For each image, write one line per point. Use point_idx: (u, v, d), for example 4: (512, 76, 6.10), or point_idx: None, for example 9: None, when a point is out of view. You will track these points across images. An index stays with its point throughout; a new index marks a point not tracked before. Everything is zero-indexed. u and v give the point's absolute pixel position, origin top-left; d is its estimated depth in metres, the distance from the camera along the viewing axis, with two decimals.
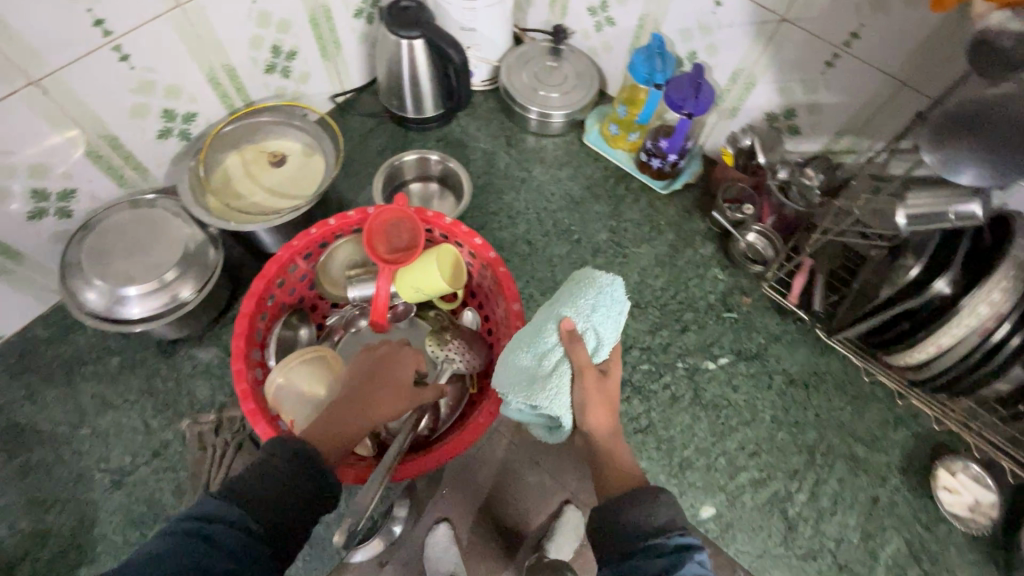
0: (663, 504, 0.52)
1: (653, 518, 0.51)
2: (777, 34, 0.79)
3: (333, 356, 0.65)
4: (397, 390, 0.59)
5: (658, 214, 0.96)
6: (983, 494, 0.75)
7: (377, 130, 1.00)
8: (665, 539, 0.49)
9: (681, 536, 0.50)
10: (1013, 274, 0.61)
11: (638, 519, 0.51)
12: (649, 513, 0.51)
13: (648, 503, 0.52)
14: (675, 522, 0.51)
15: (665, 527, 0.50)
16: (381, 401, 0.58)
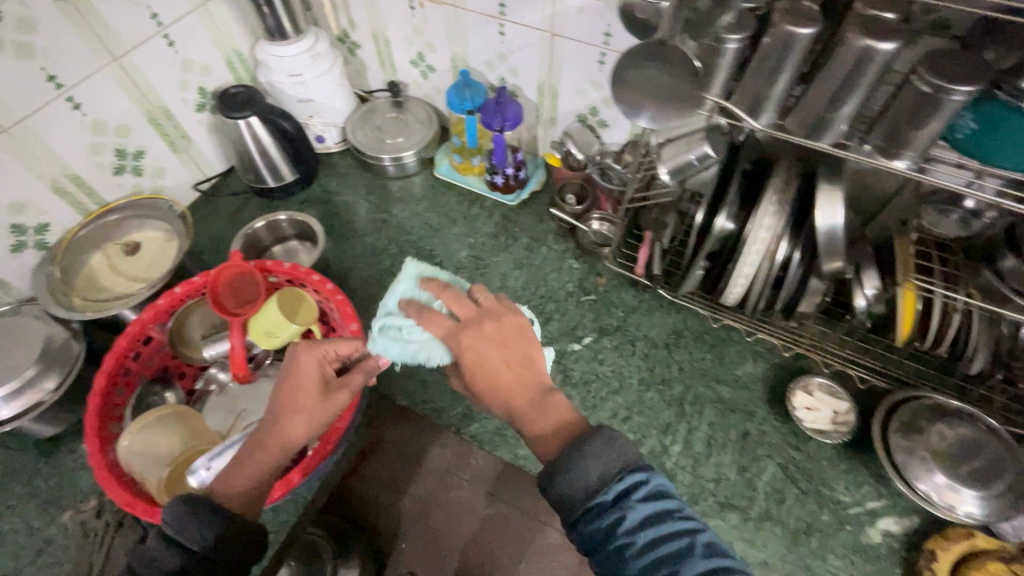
0: (590, 459, 0.49)
1: (590, 474, 0.48)
2: (554, 47, 0.90)
3: (189, 412, 0.70)
4: (302, 404, 0.59)
5: (511, 224, 1.04)
6: (838, 403, 0.80)
7: (244, 205, 1.08)
8: (604, 493, 0.48)
9: (620, 480, 0.48)
10: (777, 199, 0.70)
11: (572, 484, 0.49)
12: (580, 473, 0.49)
13: (574, 462, 0.49)
14: (608, 472, 0.48)
15: (602, 481, 0.48)
16: (288, 420, 0.58)
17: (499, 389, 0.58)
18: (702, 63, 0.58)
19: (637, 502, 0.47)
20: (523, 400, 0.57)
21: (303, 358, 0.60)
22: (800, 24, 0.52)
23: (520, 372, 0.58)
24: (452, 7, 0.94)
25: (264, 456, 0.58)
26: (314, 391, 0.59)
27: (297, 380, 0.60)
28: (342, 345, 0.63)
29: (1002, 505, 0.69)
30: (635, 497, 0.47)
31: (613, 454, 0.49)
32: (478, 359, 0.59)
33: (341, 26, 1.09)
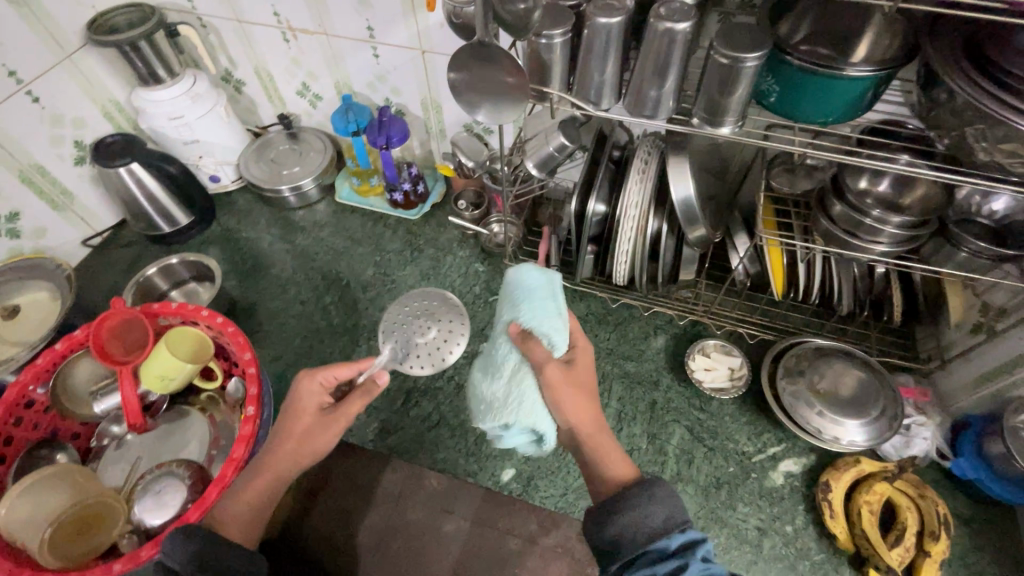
0: (653, 505, 0.49)
1: (649, 519, 0.48)
2: (427, 63, 0.94)
3: (66, 470, 0.66)
4: (299, 433, 0.58)
5: (416, 237, 1.06)
6: (732, 361, 0.85)
7: (140, 254, 1.06)
8: (666, 542, 0.46)
9: (680, 533, 0.47)
10: (639, 178, 0.76)
11: (634, 521, 0.48)
12: (645, 515, 0.48)
13: (642, 505, 0.49)
14: (671, 520, 0.48)
15: (662, 529, 0.47)
16: (285, 457, 0.57)
17: (573, 422, 0.55)
18: (538, 62, 0.62)
19: (696, 559, 0.45)
20: (592, 433, 0.55)
21: (305, 386, 0.59)
22: (611, 15, 0.57)
23: (591, 407, 0.56)
24: (325, 35, 0.96)
25: (263, 489, 0.56)
26: (309, 418, 0.59)
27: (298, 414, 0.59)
28: (348, 368, 0.62)
29: (881, 428, 0.75)
30: (695, 553, 0.46)
31: (675, 503, 0.49)
32: (562, 401, 0.55)
33: (221, 65, 1.09)
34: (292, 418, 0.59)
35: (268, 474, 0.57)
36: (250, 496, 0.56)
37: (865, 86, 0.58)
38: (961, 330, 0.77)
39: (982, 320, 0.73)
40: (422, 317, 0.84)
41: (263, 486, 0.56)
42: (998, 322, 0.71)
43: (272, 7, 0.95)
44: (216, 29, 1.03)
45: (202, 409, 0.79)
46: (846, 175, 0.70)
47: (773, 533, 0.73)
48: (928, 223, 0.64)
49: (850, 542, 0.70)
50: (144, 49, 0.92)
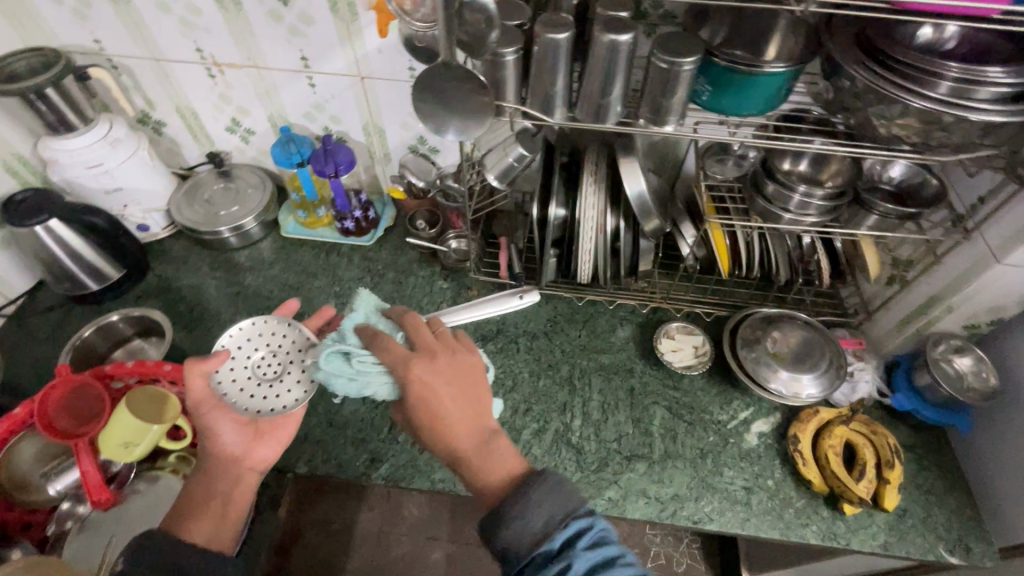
0: (536, 505, 0.52)
1: (528, 524, 0.51)
2: (366, 88, 0.94)
3: None
4: (235, 445, 0.67)
5: (374, 262, 1.06)
6: (694, 340, 0.92)
7: (66, 317, 0.96)
8: (549, 544, 0.50)
9: (565, 527, 0.51)
10: (593, 180, 0.81)
11: (517, 534, 0.51)
12: (524, 522, 0.51)
13: (524, 507, 0.52)
14: (553, 518, 0.51)
15: (546, 529, 0.51)
16: (217, 476, 0.65)
17: (444, 431, 0.60)
18: (490, 78, 0.65)
19: (582, 549, 0.50)
20: (468, 447, 0.59)
21: (201, 392, 0.65)
22: (556, 31, 0.61)
23: (468, 411, 0.61)
24: (255, 69, 0.94)
25: (216, 502, 0.64)
26: (235, 424, 0.67)
27: (221, 438, 0.66)
28: (199, 381, 0.64)
29: (831, 378, 0.83)
30: (581, 545, 0.50)
31: (566, 494, 0.53)
32: (440, 403, 0.61)
33: (138, 107, 1.03)
34: (213, 439, 0.66)
35: (215, 492, 0.64)
36: (207, 509, 0.63)
37: (783, 80, 0.65)
38: (879, 284, 0.89)
39: (895, 272, 0.86)
40: (257, 355, 0.73)
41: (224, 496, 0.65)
42: (908, 271, 0.84)
43: (194, 43, 0.91)
44: (129, 70, 0.97)
45: (174, 470, 0.76)
46: (771, 159, 0.79)
47: (758, 489, 0.79)
48: (846, 194, 0.74)
49: (824, 484, 0.78)
50: (51, 95, 0.84)
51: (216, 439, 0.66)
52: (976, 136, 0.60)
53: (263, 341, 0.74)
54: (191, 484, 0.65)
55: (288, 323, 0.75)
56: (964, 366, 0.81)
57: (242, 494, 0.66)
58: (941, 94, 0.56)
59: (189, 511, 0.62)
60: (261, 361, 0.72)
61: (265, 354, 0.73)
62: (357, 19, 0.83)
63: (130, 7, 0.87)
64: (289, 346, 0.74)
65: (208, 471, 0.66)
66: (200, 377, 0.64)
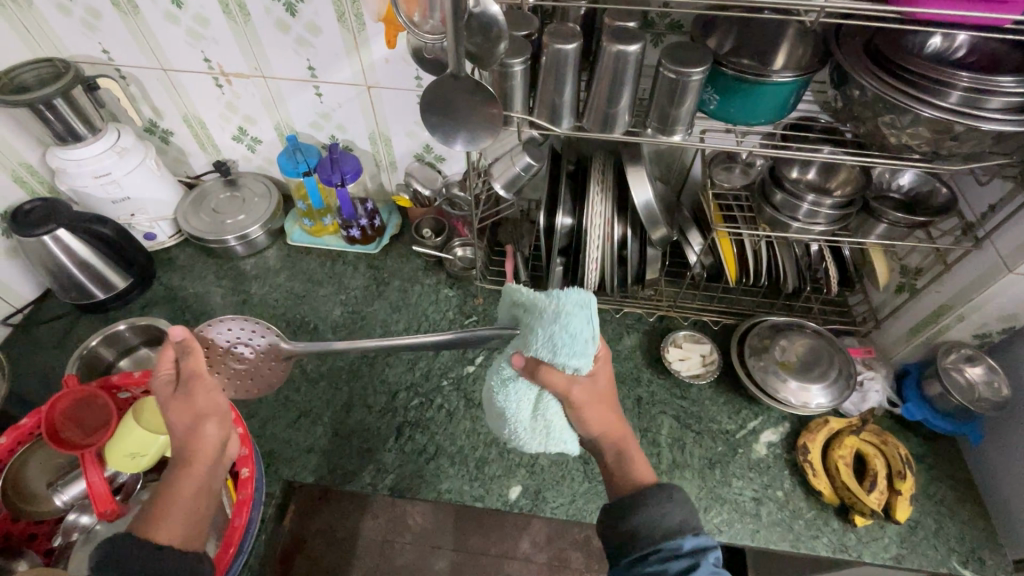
0: (673, 505, 0.53)
1: (668, 517, 0.53)
2: (373, 97, 0.94)
3: None
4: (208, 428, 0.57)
5: (380, 270, 1.06)
6: (702, 348, 0.91)
7: (72, 326, 0.96)
8: (679, 541, 0.51)
9: (694, 536, 0.52)
10: (600, 189, 0.81)
11: (648, 524, 0.53)
12: (664, 514, 0.53)
13: (662, 504, 0.53)
14: (687, 521, 0.53)
15: (678, 527, 0.52)
16: (190, 464, 0.55)
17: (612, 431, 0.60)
18: (498, 88, 0.65)
19: (708, 562, 0.50)
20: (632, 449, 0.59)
21: (165, 373, 0.59)
22: (566, 42, 0.61)
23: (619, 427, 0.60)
24: (261, 78, 0.94)
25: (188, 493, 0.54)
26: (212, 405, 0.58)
27: (215, 423, 0.58)
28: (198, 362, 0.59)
29: (840, 388, 0.83)
30: (707, 558, 0.50)
31: (691, 510, 0.54)
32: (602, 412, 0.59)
33: (145, 117, 1.03)
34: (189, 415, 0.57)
35: (190, 481, 0.55)
36: (178, 502, 0.53)
37: (791, 89, 0.65)
38: (887, 292, 0.89)
39: (903, 280, 0.85)
40: (229, 352, 0.70)
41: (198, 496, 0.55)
42: (917, 280, 0.83)
43: (202, 53, 0.91)
44: (136, 80, 0.97)
45: None
46: (778, 167, 0.79)
47: (767, 500, 0.78)
48: (854, 203, 0.74)
49: (834, 495, 0.77)
50: (59, 105, 0.84)
51: (210, 424, 0.57)
52: (987, 147, 0.59)
53: (234, 338, 0.70)
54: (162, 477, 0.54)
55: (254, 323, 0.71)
56: (975, 376, 0.80)
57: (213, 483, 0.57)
58: (952, 103, 0.56)
59: (158, 509, 0.53)
60: (233, 358, 0.70)
61: (238, 350, 0.71)
62: (363, 29, 0.84)
63: (137, 17, 0.87)
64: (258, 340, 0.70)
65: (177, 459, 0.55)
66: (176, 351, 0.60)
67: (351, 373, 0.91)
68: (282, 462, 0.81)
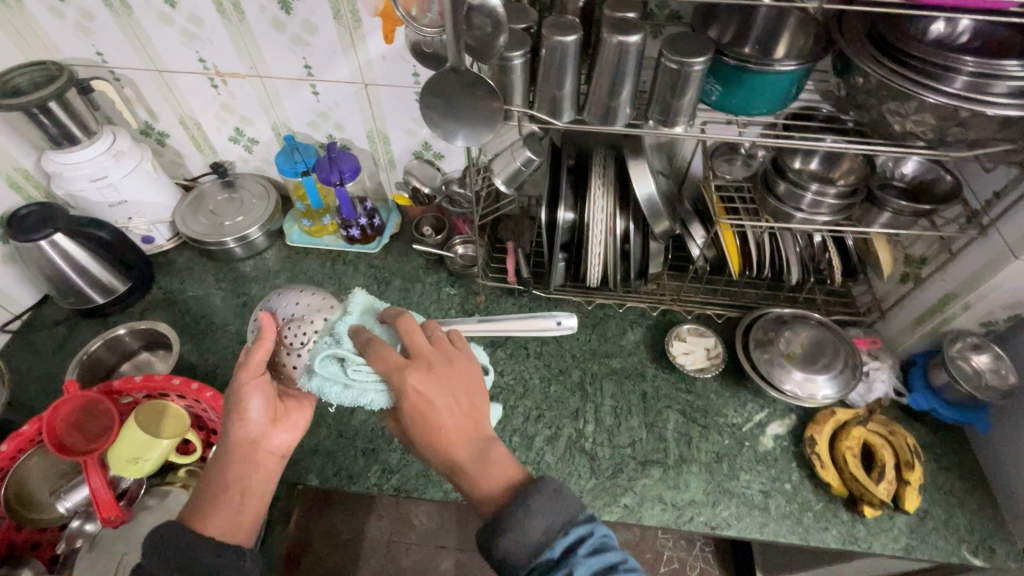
0: (537, 515, 0.51)
1: (529, 535, 0.50)
2: (370, 95, 0.93)
3: None
4: (256, 427, 0.59)
5: (380, 270, 1.05)
6: (706, 342, 0.91)
7: (72, 332, 0.96)
8: (548, 553, 0.49)
9: (563, 539, 0.50)
10: (601, 183, 0.81)
11: (515, 544, 0.50)
12: (525, 531, 0.50)
13: (524, 518, 0.51)
14: (553, 527, 0.50)
15: (546, 536, 0.50)
16: (237, 463, 0.59)
17: (442, 443, 0.56)
18: (497, 82, 0.64)
19: (579, 560, 0.49)
20: (464, 453, 0.56)
21: (257, 358, 0.58)
22: (565, 34, 0.60)
23: (464, 422, 0.57)
24: (258, 78, 0.93)
25: (233, 491, 0.58)
26: (266, 406, 0.60)
27: (247, 413, 0.59)
28: (258, 352, 0.58)
29: (847, 378, 0.82)
30: (580, 553, 0.49)
31: None
32: (432, 412, 0.56)
33: (141, 119, 1.02)
34: (240, 416, 0.59)
35: (234, 481, 0.58)
36: (225, 499, 0.58)
37: (794, 78, 0.64)
38: (892, 282, 0.89)
39: (908, 269, 0.85)
40: (291, 322, 0.62)
41: (242, 486, 0.59)
42: (922, 269, 0.83)
43: (197, 54, 0.91)
44: (132, 82, 0.96)
45: (184, 485, 0.75)
46: (780, 158, 0.79)
47: (776, 493, 0.78)
48: (858, 192, 0.74)
49: (843, 487, 0.77)
50: (54, 109, 0.84)
51: (242, 415, 0.58)
52: (994, 131, 0.59)
53: (293, 308, 0.63)
54: (212, 468, 0.59)
55: (311, 295, 0.65)
56: (981, 364, 0.79)
57: (262, 480, 0.60)
58: (957, 89, 0.55)
59: (208, 502, 0.58)
60: (289, 328, 0.62)
61: (296, 323, 0.62)
62: (360, 26, 0.83)
63: (131, 19, 0.86)
64: (320, 318, 0.63)
65: (228, 457, 0.59)
66: (268, 337, 0.58)
67: None
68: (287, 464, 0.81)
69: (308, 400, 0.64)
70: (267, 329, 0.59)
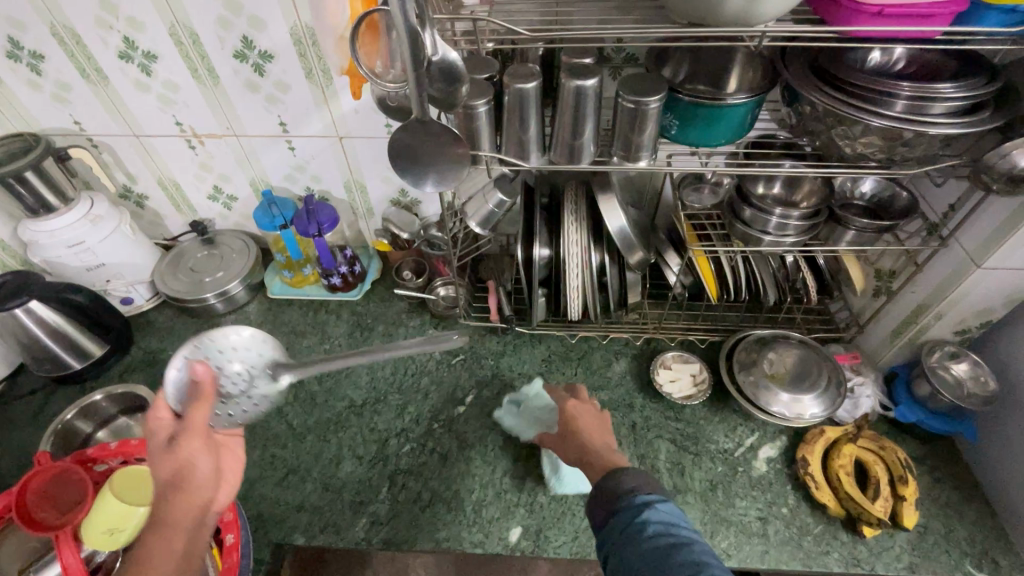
0: (632, 474, 0.54)
1: (622, 484, 0.53)
2: (345, 147, 0.95)
3: None
4: (199, 484, 0.50)
5: (363, 316, 1.05)
6: (691, 368, 0.91)
7: (47, 401, 0.93)
8: (631, 497, 0.51)
9: (647, 494, 0.51)
10: (575, 218, 0.83)
11: (609, 487, 0.53)
12: (619, 481, 0.53)
13: (620, 475, 0.54)
14: (644, 485, 0.52)
15: (634, 489, 0.52)
16: (172, 530, 0.48)
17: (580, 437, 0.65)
18: (465, 130, 0.66)
19: (657, 511, 0.50)
20: (596, 447, 0.62)
21: (197, 416, 0.51)
22: (526, 81, 0.63)
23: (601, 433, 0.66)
24: (234, 137, 0.95)
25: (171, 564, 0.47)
26: (207, 461, 0.51)
27: (189, 472, 0.50)
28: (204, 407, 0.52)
29: (832, 396, 0.82)
30: (658, 507, 0.50)
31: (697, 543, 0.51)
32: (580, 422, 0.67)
33: (119, 183, 1.04)
34: (178, 477, 0.49)
35: (173, 551, 0.48)
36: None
37: (747, 109, 0.68)
38: (865, 296, 0.91)
39: (879, 284, 0.87)
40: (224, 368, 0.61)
41: (183, 555, 0.48)
42: (892, 283, 0.85)
43: (174, 118, 0.93)
44: (109, 148, 0.98)
45: None
46: (744, 185, 0.81)
47: (773, 519, 0.76)
48: (820, 213, 0.76)
49: (840, 507, 0.75)
50: (30, 178, 0.85)
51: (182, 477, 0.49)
52: (938, 149, 0.62)
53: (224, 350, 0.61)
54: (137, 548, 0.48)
55: (262, 338, 0.64)
56: (961, 372, 0.80)
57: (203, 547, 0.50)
58: (898, 112, 0.58)
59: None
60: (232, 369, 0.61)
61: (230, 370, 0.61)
62: (331, 82, 0.86)
63: (108, 87, 0.89)
64: (257, 361, 0.63)
65: (160, 525, 0.48)
66: (201, 385, 0.52)
67: (339, 424, 0.89)
68: (271, 524, 0.78)
69: (234, 450, 0.56)
70: (207, 384, 0.52)
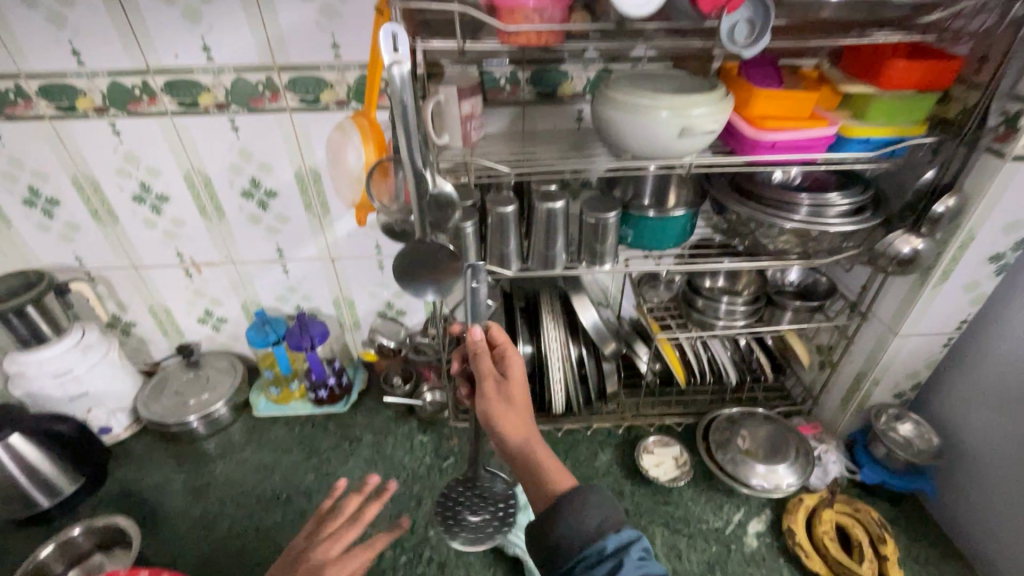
0: (591, 508, 0.53)
1: (586, 521, 0.52)
2: (337, 267, 1.05)
3: None
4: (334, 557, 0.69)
5: (351, 428, 1.07)
6: (672, 451, 0.97)
7: (6, 547, 0.87)
8: (602, 543, 0.50)
9: (616, 534, 0.51)
10: (552, 317, 0.92)
11: (571, 527, 0.52)
12: (580, 521, 0.52)
13: (579, 509, 0.53)
14: (606, 521, 0.52)
15: (600, 530, 0.51)
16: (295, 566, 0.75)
17: (522, 449, 0.62)
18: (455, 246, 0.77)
19: (631, 558, 0.49)
20: (540, 454, 0.61)
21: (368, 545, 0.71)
22: (505, 205, 0.76)
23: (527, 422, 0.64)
24: (231, 264, 1.03)
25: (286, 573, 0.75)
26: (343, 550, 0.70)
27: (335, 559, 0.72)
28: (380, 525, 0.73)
29: (803, 465, 0.89)
30: (632, 554, 0.49)
31: None
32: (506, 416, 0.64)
33: (110, 313, 1.07)
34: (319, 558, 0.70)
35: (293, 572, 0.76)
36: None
37: (686, 219, 0.83)
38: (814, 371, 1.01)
39: (822, 358, 0.98)
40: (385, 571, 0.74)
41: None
42: (832, 356, 0.96)
43: (176, 249, 1.01)
44: (106, 280, 1.03)
45: None
46: (693, 282, 0.96)
47: None
48: (760, 300, 0.91)
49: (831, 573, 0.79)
50: (30, 313, 0.89)
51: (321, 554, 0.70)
52: (840, 243, 0.77)
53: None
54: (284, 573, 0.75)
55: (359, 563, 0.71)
56: (908, 433, 0.89)
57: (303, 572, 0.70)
58: (803, 216, 0.73)
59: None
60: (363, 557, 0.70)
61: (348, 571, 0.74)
62: (328, 213, 0.97)
63: (117, 225, 0.97)
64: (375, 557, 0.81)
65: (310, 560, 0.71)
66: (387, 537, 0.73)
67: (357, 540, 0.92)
68: None
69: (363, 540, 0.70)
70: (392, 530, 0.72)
